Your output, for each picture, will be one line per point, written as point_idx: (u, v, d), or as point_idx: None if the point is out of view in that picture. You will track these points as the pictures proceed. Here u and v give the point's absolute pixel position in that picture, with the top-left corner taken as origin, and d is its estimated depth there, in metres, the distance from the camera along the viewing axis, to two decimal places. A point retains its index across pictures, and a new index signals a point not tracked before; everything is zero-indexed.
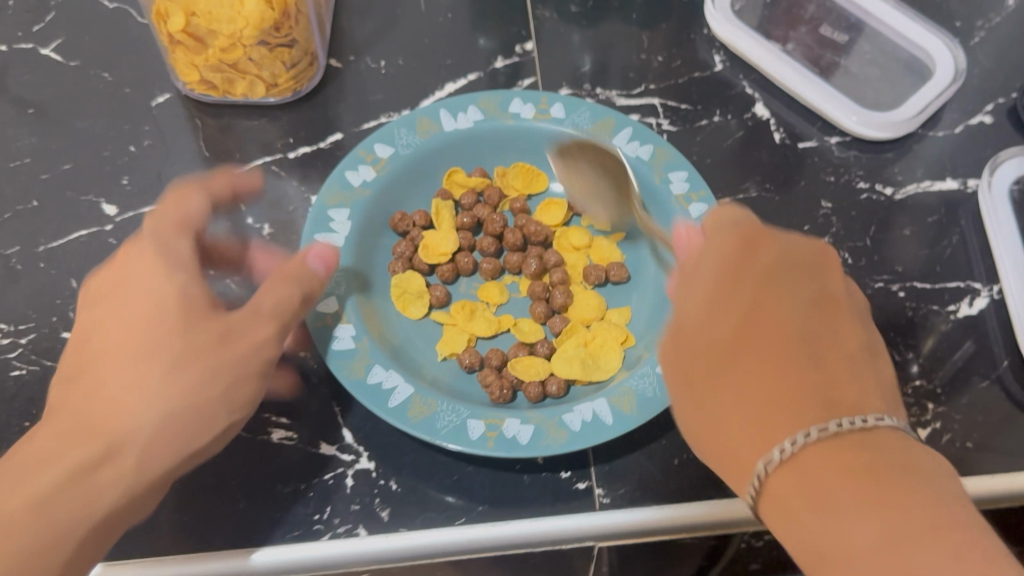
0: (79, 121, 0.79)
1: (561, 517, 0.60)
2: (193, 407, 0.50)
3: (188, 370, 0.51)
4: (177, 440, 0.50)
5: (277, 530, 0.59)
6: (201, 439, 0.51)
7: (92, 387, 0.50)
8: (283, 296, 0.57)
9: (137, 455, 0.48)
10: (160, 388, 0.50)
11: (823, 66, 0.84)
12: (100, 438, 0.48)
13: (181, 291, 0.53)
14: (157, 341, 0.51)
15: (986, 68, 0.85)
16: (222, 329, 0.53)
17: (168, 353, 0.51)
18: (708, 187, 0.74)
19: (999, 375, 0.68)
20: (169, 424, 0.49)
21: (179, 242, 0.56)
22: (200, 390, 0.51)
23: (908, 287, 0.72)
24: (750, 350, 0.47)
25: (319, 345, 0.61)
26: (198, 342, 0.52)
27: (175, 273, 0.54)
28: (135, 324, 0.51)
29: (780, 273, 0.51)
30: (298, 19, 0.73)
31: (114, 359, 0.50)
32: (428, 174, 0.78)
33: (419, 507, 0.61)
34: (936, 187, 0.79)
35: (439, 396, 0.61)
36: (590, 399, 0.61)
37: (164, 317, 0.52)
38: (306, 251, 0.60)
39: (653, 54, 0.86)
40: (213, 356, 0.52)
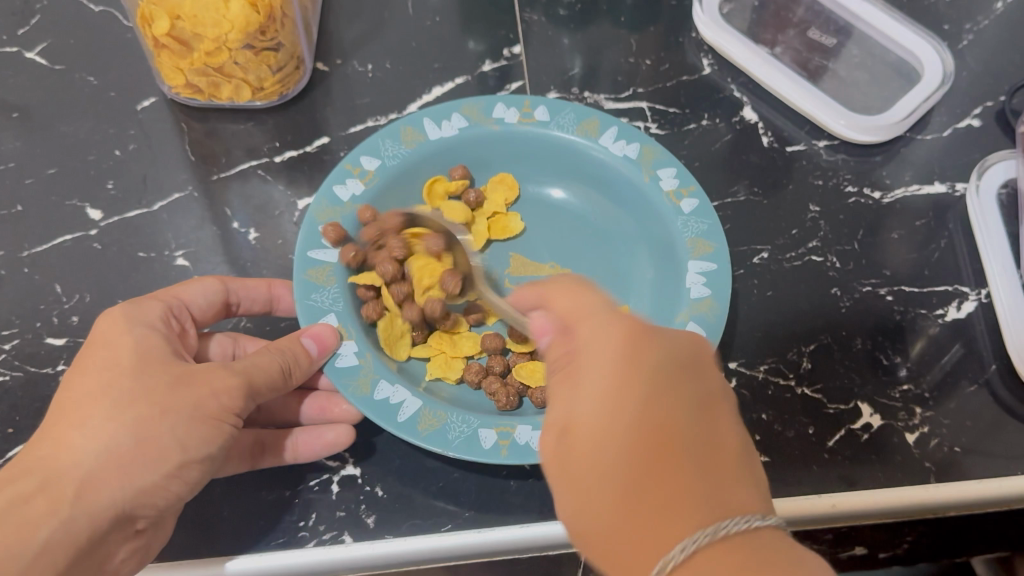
0: (64, 125, 0.78)
1: (549, 524, 0.60)
2: (136, 441, 0.50)
3: (131, 409, 0.50)
4: (120, 475, 0.49)
5: (261, 537, 0.58)
6: (149, 476, 0.50)
7: (42, 433, 0.50)
8: (263, 362, 0.57)
9: (75, 488, 0.48)
10: (98, 427, 0.49)
11: (810, 69, 0.84)
12: (34, 475, 0.47)
13: (138, 344, 0.54)
14: (105, 385, 0.51)
15: (974, 72, 0.85)
16: (175, 373, 0.53)
17: (116, 390, 0.51)
18: (698, 182, 0.75)
19: (987, 379, 0.68)
20: (110, 460, 0.49)
21: (151, 305, 0.58)
22: (145, 427, 0.50)
23: (896, 291, 0.72)
24: (600, 473, 0.40)
25: (321, 365, 0.61)
26: (149, 381, 0.52)
27: (137, 326, 0.55)
28: (91, 369, 0.52)
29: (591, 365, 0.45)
30: (283, 23, 0.73)
31: (67, 403, 0.51)
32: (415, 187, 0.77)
33: (405, 514, 0.60)
34: (925, 190, 0.78)
35: (448, 407, 0.60)
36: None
37: (117, 361, 0.52)
38: (306, 330, 0.61)
39: (641, 57, 0.86)
40: (161, 395, 0.51)
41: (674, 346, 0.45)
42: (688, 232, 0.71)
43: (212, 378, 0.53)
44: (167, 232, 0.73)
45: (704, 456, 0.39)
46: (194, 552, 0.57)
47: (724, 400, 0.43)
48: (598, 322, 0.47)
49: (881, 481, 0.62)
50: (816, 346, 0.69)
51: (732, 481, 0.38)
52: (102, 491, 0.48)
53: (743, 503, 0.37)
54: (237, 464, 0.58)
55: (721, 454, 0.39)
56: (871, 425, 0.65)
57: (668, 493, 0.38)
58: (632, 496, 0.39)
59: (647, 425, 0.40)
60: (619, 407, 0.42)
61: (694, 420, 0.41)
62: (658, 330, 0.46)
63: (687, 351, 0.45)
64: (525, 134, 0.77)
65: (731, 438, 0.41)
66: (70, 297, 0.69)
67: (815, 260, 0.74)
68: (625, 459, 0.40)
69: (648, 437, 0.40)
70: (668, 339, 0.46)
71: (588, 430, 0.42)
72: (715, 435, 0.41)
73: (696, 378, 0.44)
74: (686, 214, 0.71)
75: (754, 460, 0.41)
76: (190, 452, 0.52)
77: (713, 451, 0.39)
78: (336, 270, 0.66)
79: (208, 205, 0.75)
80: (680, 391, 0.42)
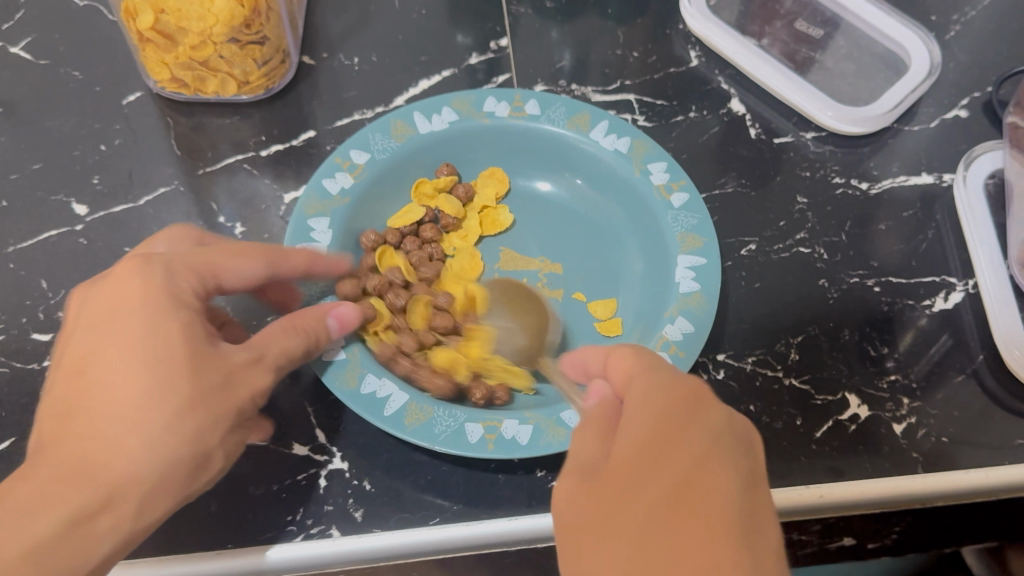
0: (49, 120, 0.78)
1: (536, 517, 0.60)
2: (191, 452, 0.47)
3: (191, 420, 0.47)
4: (174, 487, 0.48)
5: (249, 532, 0.58)
6: (195, 483, 0.49)
7: (78, 431, 0.46)
8: (286, 344, 0.54)
9: (136, 505, 0.46)
10: (159, 440, 0.46)
11: (798, 61, 0.84)
12: (96, 487, 0.45)
13: (184, 334, 0.48)
14: (158, 389, 0.46)
15: (961, 63, 0.85)
16: (225, 376, 0.49)
17: (179, 396, 0.46)
18: (688, 177, 0.75)
19: (975, 369, 0.68)
20: (167, 472, 0.47)
21: (178, 275, 0.50)
22: (202, 437, 0.48)
23: (884, 282, 0.72)
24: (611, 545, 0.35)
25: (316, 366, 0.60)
26: (206, 383, 0.48)
27: (180, 306, 0.49)
28: (146, 356, 0.46)
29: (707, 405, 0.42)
30: (269, 17, 0.73)
31: (108, 403, 0.46)
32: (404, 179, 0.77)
33: (393, 508, 0.60)
34: (912, 181, 0.78)
35: (435, 401, 0.60)
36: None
37: (170, 354, 0.47)
38: (330, 309, 0.59)
39: (629, 49, 0.86)
40: (216, 403, 0.48)
41: (728, 424, 0.40)
42: (678, 226, 0.71)
43: (255, 382, 0.51)
44: (153, 227, 0.73)
45: (741, 544, 0.33)
46: (182, 546, 0.57)
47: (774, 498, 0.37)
48: (654, 391, 0.42)
49: (869, 472, 0.62)
50: (803, 337, 0.69)
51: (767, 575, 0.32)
52: (158, 504, 0.47)
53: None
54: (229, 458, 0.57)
55: (758, 543, 0.34)
56: (859, 416, 0.65)
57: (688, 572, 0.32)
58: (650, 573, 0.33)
59: (678, 500, 0.35)
60: (651, 479, 0.37)
61: (736, 500, 0.36)
62: (714, 403, 0.42)
63: (735, 429, 0.40)
64: (515, 128, 0.77)
65: (772, 531, 0.35)
66: (56, 292, 0.68)
67: (803, 251, 0.74)
68: (644, 537, 0.35)
69: (677, 517, 0.35)
70: (724, 416, 0.41)
71: (612, 497, 0.37)
72: (757, 522, 0.35)
73: (740, 459, 0.38)
74: (676, 208, 0.71)
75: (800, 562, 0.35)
76: (229, 454, 0.51)
77: (749, 536, 0.34)
78: None
79: (195, 200, 0.74)
80: (726, 473, 0.37)
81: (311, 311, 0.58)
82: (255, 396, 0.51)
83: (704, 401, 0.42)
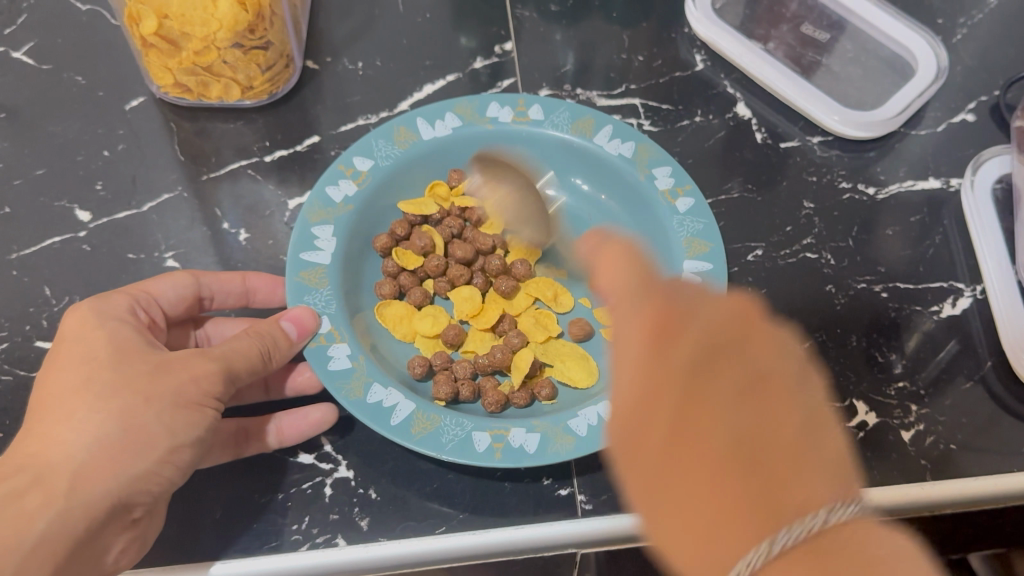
0: (52, 125, 0.78)
1: (542, 526, 0.59)
2: (122, 430, 0.50)
3: (114, 399, 0.51)
4: (113, 465, 0.49)
5: (254, 541, 0.58)
6: (137, 466, 0.50)
7: (27, 432, 0.50)
8: (241, 347, 0.57)
9: (66, 483, 0.48)
10: (84, 419, 0.49)
11: (804, 65, 0.84)
12: (26, 470, 0.48)
13: (112, 338, 0.54)
14: (86, 378, 0.51)
15: (968, 66, 0.85)
16: (154, 363, 0.53)
17: (97, 383, 0.51)
18: (693, 181, 0.74)
19: (983, 375, 0.67)
20: (101, 450, 0.49)
21: (117, 297, 0.58)
22: (131, 416, 0.50)
23: (891, 288, 0.72)
24: (644, 479, 0.41)
25: (301, 349, 0.61)
26: (129, 372, 0.52)
27: (104, 321, 0.55)
28: (73, 364, 0.52)
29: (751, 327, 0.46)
30: (272, 22, 0.72)
31: (47, 401, 0.51)
32: (407, 185, 0.76)
33: (399, 516, 0.60)
34: (919, 186, 0.78)
35: (442, 410, 0.59)
36: (594, 402, 0.61)
37: (96, 358, 0.52)
38: (285, 313, 0.61)
39: (634, 53, 0.86)
40: (143, 384, 0.52)
41: (717, 327, 0.45)
42: (683, 231, 0.70)
43: (191, 365, 0.54)
44: (157, 233, 0.72)
45: (758, 452, 0.39)
46: (187, 555, 0.57)
47: (776, 376, 0.43)
48: (640, 311, 0.46)
49: (877, 479, 0.61)
50: (811, 343, 0.68)
51: (790, 474, 0.38)
52: (96, 484, 0.49)
53: (805, 498, 0.38)
54: (221, 454, 0.59)
55: (777, 445, 0.39)
56: (867, 423, 0.64)
57: (720, 494, 0.38)
58: (686, 504, 0.39)
59: (693, 425, 0.40)
60: (661, 405, 0.42)
61: (744, 408, 0.41)
62: (696, 309, 0.47)
63: (733, 326, 0.45)
64: (519, 134, 0.77)
65: (791, 423, 0.40)
66: (59, 299, 0.68)
67: (810, 256, 0.73)
68: (671, 466, 0.40)
69: (694, 443, 0.40)
70: (715, 315, 0.46)
71: (627, 427, 0.42)
72: (768, 421, 0.41)
73: (740, 359, 0.44)
74: (681, 213, 0.71)
75: (813, 441, 0.40)
76: (179, 437, 0.52)
77: (769, 445, 0.39)
78: (328, 272, 0.66)
79: (198, 205, 0.74)
80: (725, 390, 0.42)
81: (265, 318, 0.60)
82: (199, 380, 0.54)
83: (688, 308, 0.47)
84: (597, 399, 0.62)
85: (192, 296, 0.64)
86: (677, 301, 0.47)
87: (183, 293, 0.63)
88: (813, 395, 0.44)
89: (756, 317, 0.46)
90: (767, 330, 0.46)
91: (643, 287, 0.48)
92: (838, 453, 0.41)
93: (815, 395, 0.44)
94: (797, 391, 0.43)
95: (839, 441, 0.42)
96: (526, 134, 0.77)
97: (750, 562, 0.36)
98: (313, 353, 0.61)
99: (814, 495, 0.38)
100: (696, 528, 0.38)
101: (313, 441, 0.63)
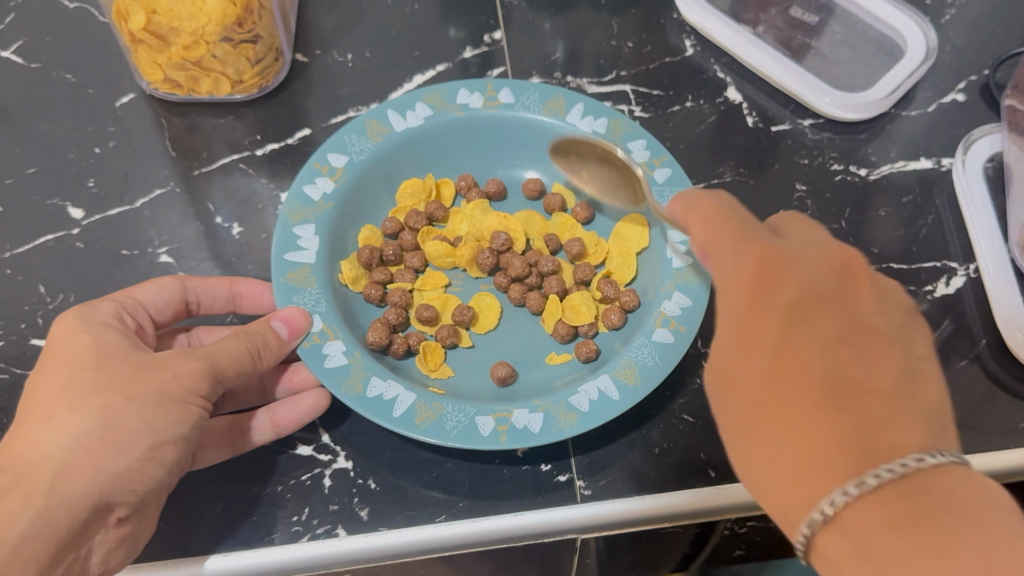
0: (43, 124, 0.77)
1: (542, 512, 0.59)
2: (101, 427, 0.51)
3: (95, 398, 0.51)
4: (94, 462, 0.50)
5: (253, 533, 0.58)
6: (119, 461, 0.51)
7: (12, 433, 0.51)
8: (231, 347, 0.57)
9: (46, 484, 0.48)
10: (64, 419, 0.50)
11: (793, 48, 0.84)
12: (7, 470, 0.48)
13: (97, 340, 0.55)
14: (68, 380, 0.52)
15: (957, 46, 0.85)
16: (136, 363, 0.54)
17: (78, 384, 0.52)
18: (669, 152, 0.74)
19: (977, 354, 0.67)
20: (81, 448, 0.50)
21: (103, 304, 0.58)
22: (111, 413, 0.51)
23: (885, 269, 0.72)
24: (738, 423, 0.41)
25: (293, 348, 0.61)
26: (111, 371, 0.53)
27: (89, 324, 0.56)
28: (57, 369, 0.53)
29: (793, 260, 0.44)
30: (260, 15, 0.72)
31: (31, 403, 0.52)
32: (386, 179, 0.76)
33: (399, 506, 0.60)
34: (911, 166, 0.78)
35: (443, 398, 0.59)
36: (593, 377, 0.61)
37: (78, 361, 0.53)
38: (276, 313, 0.61)
39: (624, 40, 0.86)
40: (126, 382, 0.52)
41: (822, 274, 0.43)
42: (663, 201, 0.70)
43: (174, 364, 0.54)
44: (150, 229, 0.72)
45: (849, 393, 0.37)
46: (182, 548, 0.57)
47: (882, 326, 0.41)
48: (742, 258, 0.45)
49: None
50: None
51: (885, 411, 0.37)
52: (77, 483, 0.49)
53: (894, 441, 0.36)
54: (217, 451, 0.59)
55: (870, 386, 0.38)
56: None
57: (813, 430, 0.37)
58: (780, 441, 0.38)
59: (784, 364, 0.39)
60: (755, 352, 0.41)
61: (840, 352, 0.39)
62: (795, 258, 0.44)
63: (834, 276, 0.43)
64: (491, 118, 0.76)
65: (886, 372, 0.38)
66: (54, 297, 0.68)
67: None
68: (766, 406, 0.39)
69: (787, 384, 0.39)
70: (815, 268, 0.43)
71: (729, 375, 0.42)
72: (866, 367, 0.39)
73: (840, 304, 0.42)
74: (661, 183, 0.71)
75: (911, 392, 0.38)
76: (162, 433, 0.52)
77: (859, 388, 0.38)
78: (314, 271, 0.65)
79: (191, 201, 0.74)
80: (838, 307, 0.41)
81: (256, 319, 0.60)
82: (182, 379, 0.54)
83: (789, 259, 0.44)
84: (596, 373, 0.62)
85: (185, 294, 0.64)
86: (783, 253, 0.45)
87: (173, 290, 0.63)
88: (917, 351, 0.41)
89: (858, 269, 0.44)
90: (870, 282, 0.44)
91: (749, 238, 0.47)
92: (935, 404, 0.38)
93: (918, 352, 0.41)
94: (899, 343, 0.41)
95: (940, 393, 0.39)
96: (501, 116, 0.76)
97: (829, 502, 0.35)
98: (307, 351, 0.60)
99: (906, 438, 0.36)
100: (788, 463, 0.37)
101: (310, 433, 0.63)
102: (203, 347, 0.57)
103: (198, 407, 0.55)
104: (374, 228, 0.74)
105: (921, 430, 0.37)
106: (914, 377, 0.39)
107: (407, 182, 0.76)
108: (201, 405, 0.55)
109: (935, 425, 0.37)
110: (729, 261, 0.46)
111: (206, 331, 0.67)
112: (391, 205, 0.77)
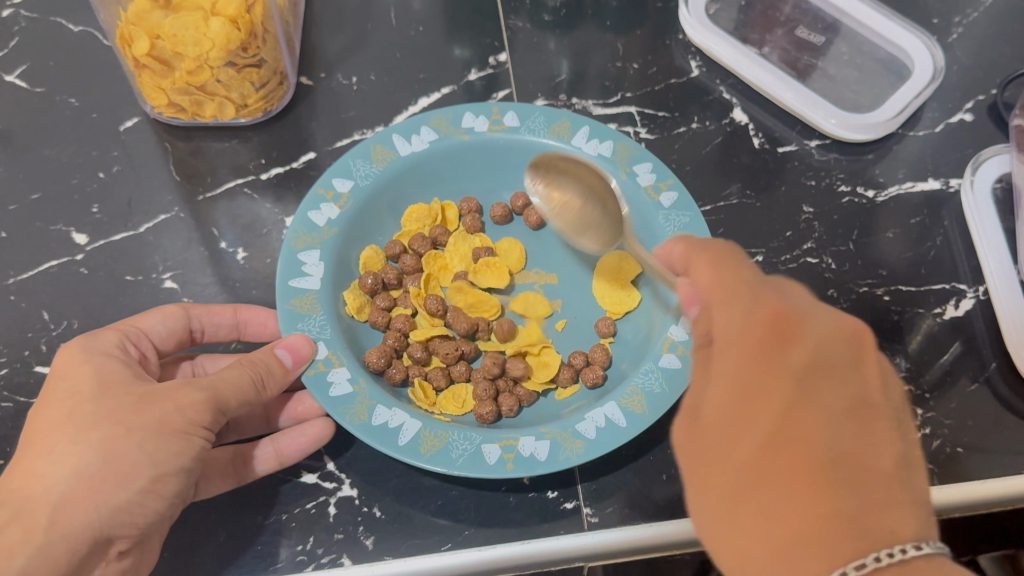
0: (47, 148, 0.77)
1: (550, 539, 0.59)
2: (101, 460, 0.50)
3: (96, 431, 0.51)
4: (94, 496, 0.49)
5: (256, 563, 0.57)
6: (120, 495, 0.50)
7: (12, 467, 0.51)
8: (234, 376, 0.57)
9: (45, 519, 0.48)
10: (65, 452, 0.50)
11: (799, 69, 0.83)
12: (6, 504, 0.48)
13: (99, 372, 0.54)
14: (68, 413, 0.51)
15: (965, 66, 0.84)
16: (138, 395, 0.53)
17: (79, 416, 0.51)
18: (675, 174, 0.74)
19: (987, 377, 0.67)
20: (81, 482, 0.49)
21: (106, 334, 0.58)
22: (112, 446, 0.50)
23: (893, 291, 0.71)
24: (721, 487, 0.39)
25: (298, 376, 0.60)
26: (112, 403, 0.52)
27: (91, 356, 0.55)
28: (58, 401, 0.52)
29: (805, 318, 0.41)
30: (264, 39, 0.72)
31: (31, 437, 0.51)
32: (390, 203, 0.75)
33: (404, 534, 0.59)
34: (919, 187, 0.78)
35: (448, 426, 0.59)
36: (600, 404, 0.61)
37: (79, 393, 0.52)
38: (280, 341, 0.60)
39: (628, 61, 0.85)
40: (127, 415, 0.52)
41: (832, 340, 0.41)
42: (670, 226, 0.70)
43: (177, 395, 0.54)
44: (154, 255, 0.72)
45: (852, 474, 0.36)
46: None
47: (883, 406, 0.39)
48: (753, 310, 0.42)
49: None
50: None
51: (883, 497, 0.35)
52: (77, 516, 0.49)
53: (888, 526, 0.34)
54: (221, 481, 0.58)
55: (872, 471, 0.36)
56: None
57: (803, 514, 0.35)
58: (769, 513, 0.36)
59: (789, 437, 0.37)
60: (758, 414, 0.38)
61: (844, 430, 0.37)
62: (811, 318, 0.41)
63: (845, 343, 0.41)
64: (495, 142, 0.76)
65: (887, 455, 0.37)
66: (57, 324, 0.68)
67: (810, 261, 0.73)
68: (759, 475, 0.37)
69: (790, 450, 0.37)
70: (825, 331, 0.41)
71: (722, 441, 0.40)
72: (869, 448, 0.37)
73: (846, 379, 0.39)
74: (666, 208, 0.70)
75: (909, 479, 0.36)
76: (163, 466, 0.52)
77: (862, 469, 0.36)
78: (319, 298, 0.65)
79: (195, 225, 0.74)
80: (849, 378, 0.39)
81: (262, 347, 0.60)
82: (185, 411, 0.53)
83: (803, 317, 0.41)
84: (602, 400, 0.61)
85: (189, 321, 0.64)
86: (794, 307, 0.42)
87: (176, 319, 0.63)
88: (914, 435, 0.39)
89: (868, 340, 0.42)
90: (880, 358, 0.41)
91: (756, 290, 0.43)
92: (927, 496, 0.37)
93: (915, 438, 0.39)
94: (900, 426, 0.39)
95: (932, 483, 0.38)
96: (506, 139, 0.76)
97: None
98: (312, 379, 0.60)
99: (898, 524, 0.34)
100: (768, 539, 0.36)
101: (315, 461, 0.62)
102: (207, 376, 0.56)
103: (200, 438, 0.54)
104: (377, 249, 0.74)
105: (918, 520, 0.35)
106: (912, 467, 0.37)
107: (413, 206, 0.76)
108: (204, 436, 0.55)
109: (928, 516, 0.36)
110: (730, 312, 0.43)
111: (210, 360, 0.66)
112: (394, 227, 0.77)
